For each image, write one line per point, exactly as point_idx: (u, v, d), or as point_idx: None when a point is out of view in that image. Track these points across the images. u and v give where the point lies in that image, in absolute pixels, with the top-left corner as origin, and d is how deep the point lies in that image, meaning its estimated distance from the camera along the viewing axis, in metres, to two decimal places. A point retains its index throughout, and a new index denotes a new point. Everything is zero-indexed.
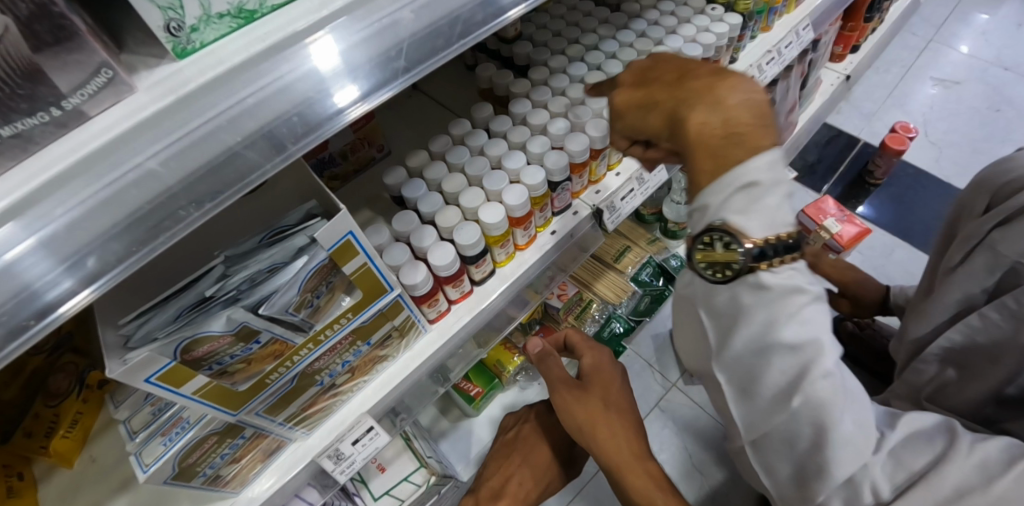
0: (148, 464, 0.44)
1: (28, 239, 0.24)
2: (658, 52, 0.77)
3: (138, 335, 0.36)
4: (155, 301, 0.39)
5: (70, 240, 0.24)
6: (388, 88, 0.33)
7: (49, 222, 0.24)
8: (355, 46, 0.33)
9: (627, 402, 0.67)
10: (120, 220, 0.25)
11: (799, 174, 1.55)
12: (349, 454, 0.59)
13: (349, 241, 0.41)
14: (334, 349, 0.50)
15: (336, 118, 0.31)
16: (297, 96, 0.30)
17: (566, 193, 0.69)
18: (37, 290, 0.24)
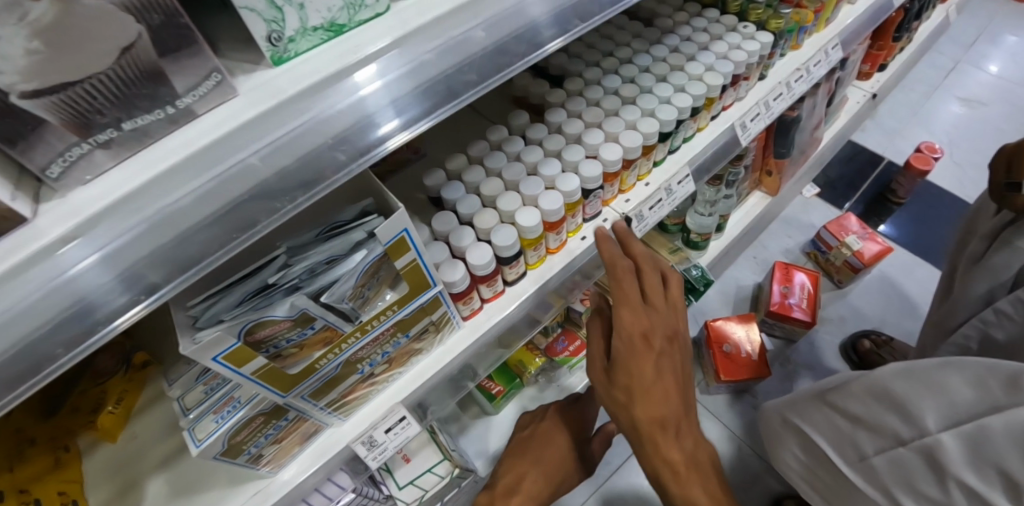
0: (201, 439, 0.48)
1: (93, 254, 0.27)
2: (689, 68, 0.80)
3: (207, 316, 0.40)
4: (221, 286, 0.42)
5: (129, 255, 0.28)
6: (425, 120, 0.37)
7: (112, 239, 0.28)
8: (410, 73, 0.36)
9: (661, 386, 0.51)
10: (167, 243, 0.29)
11: (821, 190, 1.55)
12: (382, 442, 0.61)
13: (403, 237, 0.44)
14: (377, 338, 0.52)
15: (383, 142, 0.35)
16: (361, 113, 0.34)
17: (598, 200, 0.71)
18: (93, 304, 0.27)
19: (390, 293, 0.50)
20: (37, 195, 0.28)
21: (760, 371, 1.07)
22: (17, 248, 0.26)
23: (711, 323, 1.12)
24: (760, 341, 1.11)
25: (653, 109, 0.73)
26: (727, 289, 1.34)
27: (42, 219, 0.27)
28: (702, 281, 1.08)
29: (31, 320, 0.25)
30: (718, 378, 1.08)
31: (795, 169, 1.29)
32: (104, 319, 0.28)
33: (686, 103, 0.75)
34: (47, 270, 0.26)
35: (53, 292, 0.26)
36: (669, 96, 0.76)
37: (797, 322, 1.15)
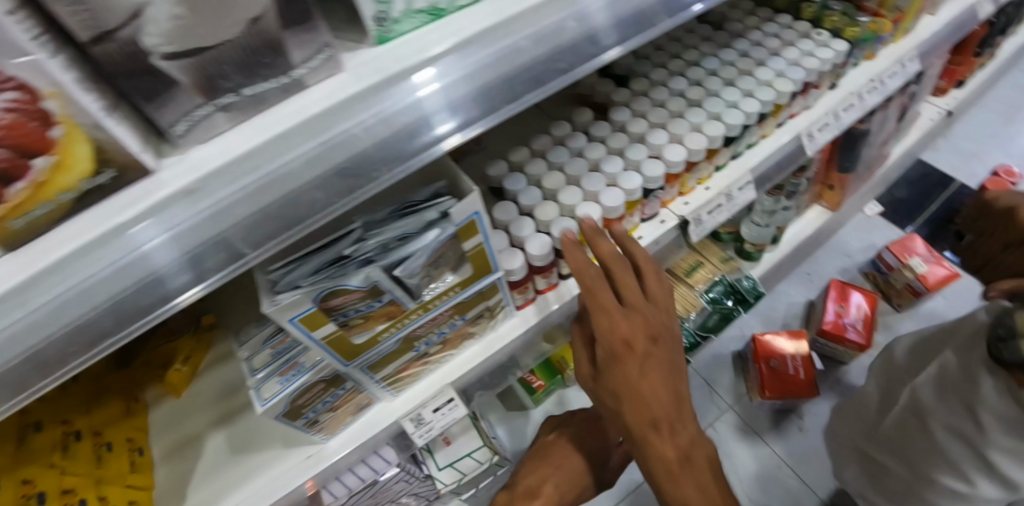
0: (267, 398, 0.51)
1: (161, 235, 0.29)
2: (759, 73, 0.78)
3: (285, 282, 0.42)
4: (299, 254, 0.44)
5: (192, 238, 0.30)
6: (482, 122, 0.35)
7: (179, 221, 0.30)
8: (466, 77, 0.35)
9: (649, 399, 0.47)
10: (221, 231, 0.30)
11: (885, 209, 1.48)
12: (429, 421, 0.62)
13: (474, 221, 0.46)
14: (436, 318, 0.54)
15: (436, 146, 0.34)
16: (418, 114, 0.34)
17: (657, 201, 0.72)
18: (160, 279, 0.30)
19: (451, 275, 0.51)
20: (160, 152, 0.31)
21: (809, 390, 1.05)
22: (148, 198, 0.29)
23: (758, 337, 1.09)
24: (809, 359, 1.08)
25: (719, 113, 0.73)
26: (776, 304, 1.30)
27: (165, 172, 0.30)
28: (753, 293, 1.05)
29: (156, 261, 0.29)
30: (762, 394, 1.06)
31: (859, 185, 1.24)
32: (216, 265, 0.31)
33: (753, 108, 0.74)
34: (143, 235, 0.29)
35: (179, 237, 0.30)
36: (737, 101, 0.75)
37: (851, 344, 1.11)
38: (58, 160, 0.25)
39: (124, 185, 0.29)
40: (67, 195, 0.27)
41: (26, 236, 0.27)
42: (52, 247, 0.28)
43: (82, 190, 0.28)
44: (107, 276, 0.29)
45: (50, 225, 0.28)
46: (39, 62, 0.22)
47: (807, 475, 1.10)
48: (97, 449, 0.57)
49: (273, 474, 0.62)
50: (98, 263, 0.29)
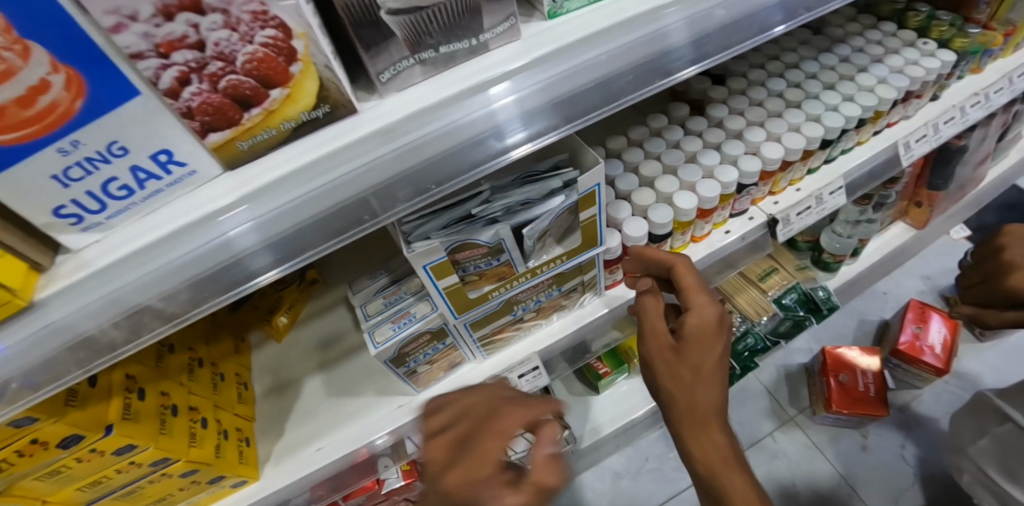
0: (381, 342, 0.54)
1: (249, 220, 0.32)
2: (860, 79, 0.78)
3: (418, 233, 0.45)
4: (433, 208, 0.47)
5: (276, 224, 0.32)
6: (552, 133, 0.37)
7: (265, 209, 0.32)
8: (539, 90, 0.36)
9: (723, 376, 0.52)
10: (304, 220, 0.33)
11: (972, 233, 1.41)
12: (514, 385, 0.65)
13: (594, 192, 0.48)
14: (537, 285, 0.57)
15: (507, 152, 0.36)
16: (497, 121, 0.35)
17: (748, 198, 0.73)
18: (244, 260, 0.32)
19: (557, 246, 0.55)
20: (359, 97, 0.35)
21: (880, 409, 1.03)
22: (352, 133, 0.33)
23: (827, 350, 1.09)
24: (880, 376, 1.07)
25: (818, 115, 0.74)
26: (846, 322, 1.27)
27: (364, 114, 0.34)
28: (827, 304, 1.03)
29: (347, 190, 0.33)
30: (828, 408, 1.05)
31: (949, 205, 1.20)
32: (404, 197, 0.34)
33: (854, 112, 0.74)
34: (234, 220, 0.32)
35: (264, 224, 0.32)
36: (836, 105, 0.75)
37: (927, 367, 1.07)
38: (290, 92, 0.30)
39: (332, 121, 0.33)
40: (287, 124, 0.32)
41: (248, 157, 0.32)
42: (167, 219, 0.32)
43: (299, 121, 0.32)
44: (308, 200, 0.32)
45: (267, 151, 0.33)
46: (296, 3, 0.26)
47: (869, 498, 1.06)
48: (213, 378, 0.61)
49: (360, 423, 0.65)
50: (303, 187, 0.32)
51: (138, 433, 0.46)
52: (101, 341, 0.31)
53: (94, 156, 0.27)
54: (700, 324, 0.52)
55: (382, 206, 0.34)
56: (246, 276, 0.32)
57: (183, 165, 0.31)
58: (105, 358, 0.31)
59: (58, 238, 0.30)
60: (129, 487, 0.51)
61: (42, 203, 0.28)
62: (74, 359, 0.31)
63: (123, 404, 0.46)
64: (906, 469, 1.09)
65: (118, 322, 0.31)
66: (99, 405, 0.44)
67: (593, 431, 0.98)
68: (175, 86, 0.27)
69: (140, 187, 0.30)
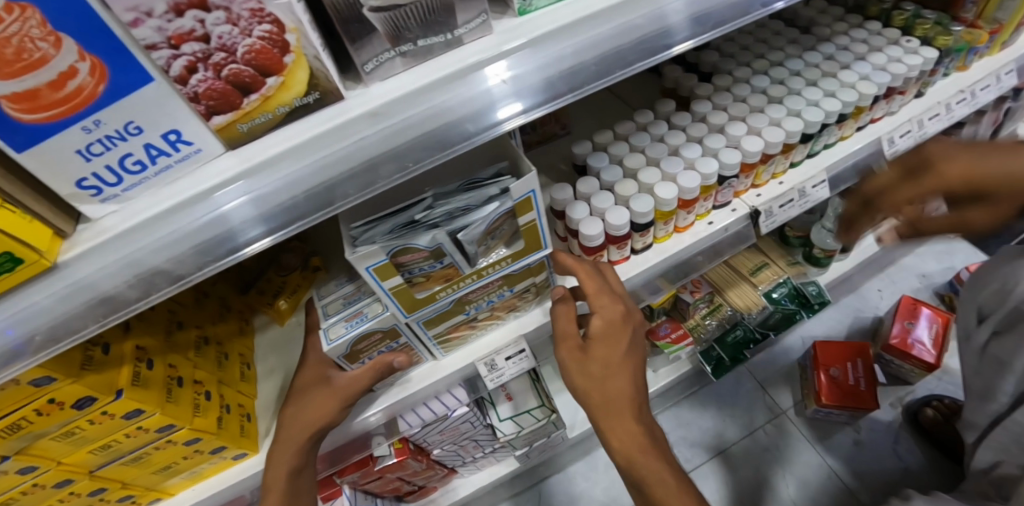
0: (333, 339, 0.56)
1: (244, 196, 0.36)
2: (843, 75, 0.81)
3: (364, 238, 0.48)
4: (380, 215, 0.51)
5: (269, 201, 0.36)
6: (544, 108, 0.40)
7: (263, 186, 0.36)
8: (533, 69, 0.40)
9: (630, 365, 0.59)
10: (284, 201, 0.36)
11: None
12: (501, 367, 0.68)
13: (529, 198, 0.51)
14: (487, 286, 0.60)
15: (501, 124, 0.38)
16: (487, 100, 0.38)
17: (730, 190, 0.76)
18: (232, 234, 0.36)
19: (504, 249, 0.57)
20: (347, 86, 0.39)
21: (871, 403, 1.05)
22: (340, 116, 0.37)
23: (819, 344, 1.11)
24: (870, 370, 1.08)
25: (799, 110, 0.77)
26: (841, 318, 1.29)
27: (351, 100, 0.38)
28: (817, 299, 1.09)
29: (342, 165, 0.37)
30: (819, 401, 1.06)
31: (942, 203, 1.22)
32: (387, 174, 0.37)
33: (834, 107, 0.77)
34: (229, 196, 0.36)
35: (259, 199, 0.36)
36: (818, 100, 0.78)
37: (918, 362, 1.10)
38: (284, 80, 0.34)
39: (321, 106, 0.37)
40: (283, 109, 0.36)
41: (248, 138, 0.36)
42: (158, 199, 0.36)
43: (292, 106, 0.36)
44: (305, 174, 0.36)
45: (264, 133, 0.37)
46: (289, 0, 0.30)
47: (861, 491, 1.07)
48: (218, 357, 0.65)
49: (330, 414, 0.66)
50: (298, 162, 0.36)
51: (146, 399, 0.50)
52: (118, 300, 0.35)
53: (113, 134, 0.31)
54: (603, 325, 0.59)
55: (370, 180, 0.37)
56: (240, 243, 0.36)
57: (190, 144, 0.35)
58: (118, 315, 0.35)
59: (81, 208, 0.34)
60: (137, 453, 0.55)
61: (66, 175, 0.32)
62: (92, 314, 0.34)
63: (133, 372, 0.49)
64: (899, 463, 1.10)
65: (133, 282, 0.35)
66: (112, 372, 0.48)
67: (586, 420, 1.01)
68: (183, 73, 0.30)
69: (153, 162, 0.34)
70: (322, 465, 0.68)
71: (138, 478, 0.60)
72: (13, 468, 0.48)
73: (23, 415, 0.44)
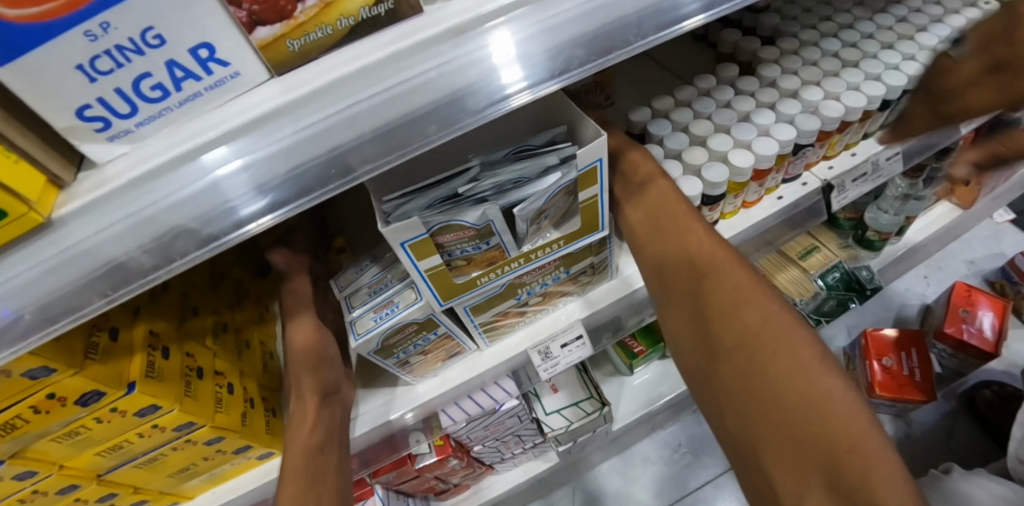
0: (360, 333, 0.46)
1: (237, 160, 0.28)
2: (922, 38, 0.73)
3: (398, 213, 0.39)
4: (416, 185, 0.41)
5: (271, 167, 0.28)
6: (555, 82, 0.31)
7: (261, 147, 0.28)
8: (536, 35, 0.31)
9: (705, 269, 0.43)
10: (348, 140, 0.29)
11: (1017, 217, 1.36)
12: (557, 355, 0.61)
13: (595, 168, 0.40)
14: (542, 267, 0.49)
15: (506, 99, 0.30)
16: (597, 22, 0.32)
17: (803, 160, 0.69)
18: (233, 207, 0.28)
19: (554, 230, 0.47)
20: None
21: (925, 395, 0.98)
22: (421, 33, 0.30)
23: (869, 332, 1.04)
24: (926, 361, 1.01)
25: (878, 74, 0.69)
26: (887, 306, 1.22)
27: (427, 17, 0.31)
28: (871, 285, 1.01)
29: (417, 96, 0.29)
30: (871, 393, 1.01)
31: (998, 183, 1.15)
32: (474, 108, 0.30)
33: (917, 71, 0.69)
34: (219, 159, 0.28)
35: (264, 160, 0.28)
36: (898, 64, 0.71)
37: (975, 351, 1.03)
38: None
39: (389, 22, 0.30)
40: (346, 22, 0.28)
41: (299, 60, 0.29)
42: (170, 142, 0.28)
43: (358, 18, 0.28)
44: (378, 105, 0.29)
45: (319, 54, 0.29)
46: None
47: None
48: (238, 345, 0.57)
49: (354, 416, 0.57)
50: (367, 90, 0.29)
51: (162, 393, 0.42)
52: (130, 269, 0.27)
53: (127, 45, 0.23)
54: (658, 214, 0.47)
55: (455, 116, 0.29)
56: (241, 219, 0.28)
57: (225, 65, 0.27)
58: (130, 289, 0.27)
59: (82, 148, 0.27)
60: (152, 454, 0.48)
61: (63, 99, 0.24)
62: (97, 288, 0.26)
63: (147, 362, 0.42)
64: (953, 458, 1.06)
65: (148, 247, 0.27)
66: (121, 361, 0.40)
67: (626, 414, 0.95)
68: None
69: (177, 89, 0.26)
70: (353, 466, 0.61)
71: (151, 482, 0.52)
72: (7, 473, 0.40)
73: (18, 412, 0.36)
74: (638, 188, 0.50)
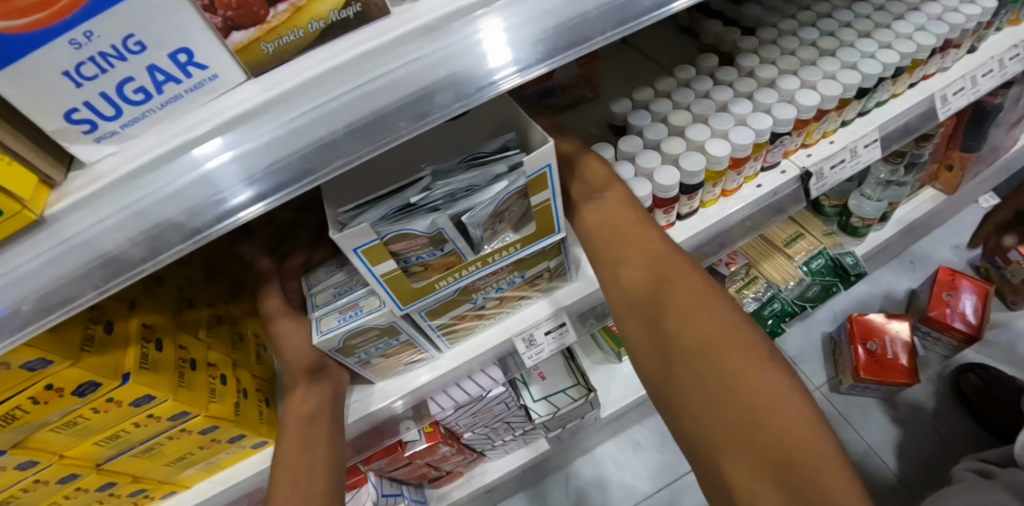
0: (322, 331, 0.48)
1: (226, 152, 0.30)
2: (898, 26, 0.75)
3: (354, 222, 0.40)
4: (371, 197, 0.42)
5: (256, 161, 0.30)
6: (544, 64, 0.33)
7: (251, 139, 0.30)
8: (516, 26, 0.33)
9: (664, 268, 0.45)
10: (328, 135, 0.30)
11: (1002, 202, 1.38)
12: (540, 343, 0.63)
13: (545, 174, 0.41)
14: (497, 272, 0.51)
15: (496, 84, 0.32)
16: (560, 20, 0.34)
17: (780, 149, 0.70)
18: (220, 199, 0.29)
19: (512, 233, 0.48)
20: None
21: (910, 378, 1.00)
22: (390, 32, 0.31)
23: (854, 317, 1.06)
24: (910, 344, 1.04)
25: (854, 63, 0.71)
26: (874, 291, 1.24)
27: (397, 17, 0.33)
28: (856, 270, 1.01)
29: (389, 94, 0.31)
30: (856, 375, 1.02)
31: (982, 169, 1.17)
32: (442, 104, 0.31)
33: (892, 59, 0.71)
34: (208, 152, 0.30)
35: (250, 155, 0.30)
36: (873, 52, 0.72)
37: (958, 335, 1.05)
38: None
39: (362, 23, 0.31)
40: (316, 25, 0.29)
41: (274, 62, 0.30)
42: (155, 142, 0.30)
43: (328, 22, 0.30)
44: (351, 101, 0.31)
45: (293, 55, 0.31)
46: None
47: (898, 467, 1.06)
48: (233, 337, 0.58)
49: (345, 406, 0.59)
50: (340, 87, 0.31)
51: (156, 384, 0.44)
52: (121, 261, 0.28)
53: (109, 52, 0.25)
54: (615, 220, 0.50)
55: (424, 111, 0.31)
56: (229, 210, 0.29)
57: (203, 68, 0.28)
58: (120, 280, 0.28)
59: (71, 148, 0.28)
60: (149, 443, 0.50)
61: (51, 104, 0.25)
62: (90, 279, 0.28)
63: (140, 354, 0.43)
64: (937, 437, 1.09)
65: (137, 240, 0.29)
66: (116, 353, 0.42)
67: (616, 400, 0.97)
68: None
69: (158, 92, 0.28)
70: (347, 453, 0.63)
71: (150, 471, 0.54)
72: (10, 462, 0.42)
73: (17, 404, 0.38)
74: (596, 195, 0.52)
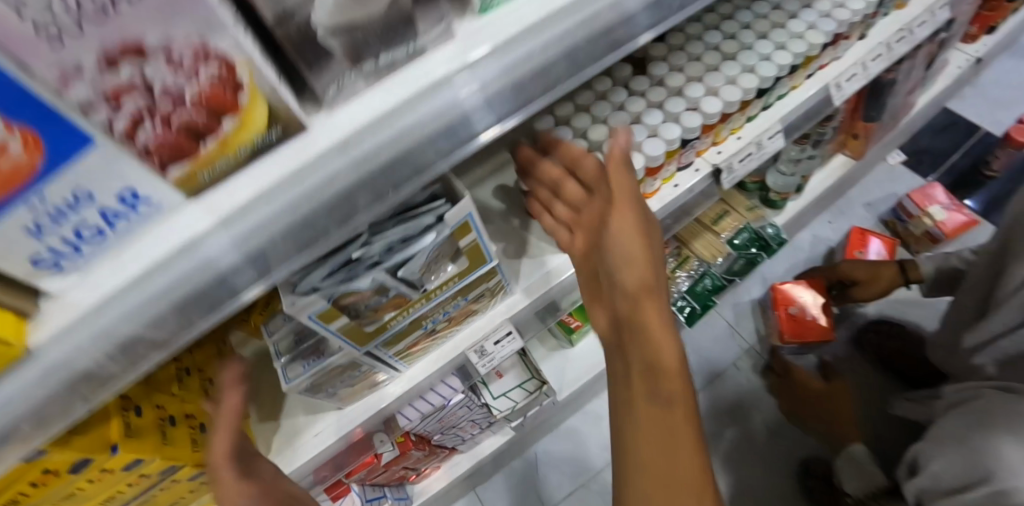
0: (290, 378, 0.54)
1: (223, 236, 0.34)
2: (791, 26, 0.82)
3: (304, 284, 0.44)
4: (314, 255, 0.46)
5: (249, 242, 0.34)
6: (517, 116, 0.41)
7: (241, 224, 0.34)
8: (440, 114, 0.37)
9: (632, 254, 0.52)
10: (268, 239, 0.34)
11: (907, 158, 1.53)
12: (490, 352, 0.70)
13: (468, 221, 0.48)
14: (441, 302, 0.58)
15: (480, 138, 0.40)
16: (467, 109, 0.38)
17: (692, 151, 0.78)
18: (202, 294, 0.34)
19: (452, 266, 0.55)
20: (308, 111, 0.37)
21: (826, 333, 1.14)
22: (311, 150, 0.35)
23: (776, 287, 1.18)
24: (825, 302, 1.16)
25: (753, 65, 0.78)
26: (798, 252, 1.38)
27: (315, 126, 0.36)
28: (777, 239, 1.12)
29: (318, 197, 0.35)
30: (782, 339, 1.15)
31: (884, 134, 1.29)
32: (364, 204, 0.37)
33: (785, 60, 0.79)
34: (213, 243, 0.34)
35: (240, 239, 0.34)
36: (769, 53, 0.80)
37: None
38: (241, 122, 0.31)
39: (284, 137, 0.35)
40: (245, 149, 0.33)
41: (210, 185, 0.34)
42: (119, 261, 0.33)
43: (254, 144, 0.34)
44: (283, 208, 0.35)
45: (227, 176, 0.35)
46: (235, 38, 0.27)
47: None
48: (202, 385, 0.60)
49: (317, 432, 0.65)
50: (270, 197, 0.34)
51: (141, 448, 0.48)
52: (99, 375, 0.33)
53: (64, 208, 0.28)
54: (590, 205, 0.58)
55: (349, 212, 0.36)
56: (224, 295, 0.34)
57: (151, 201, 0.32)
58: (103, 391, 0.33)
59: (38, 284, 0.32)
60: (141, 497, 0.54)
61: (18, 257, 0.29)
62: (76, 394, 0.33)
63: (122, 424, 0.47)
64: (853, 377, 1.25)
65: (111, 356, 0.33)
66: (99, 429, 0.46)
67: (572, 381, 1.06)
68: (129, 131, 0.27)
69: (111, 227, 0.32)
70: (328, 472, 0.70)
71: None
72: None
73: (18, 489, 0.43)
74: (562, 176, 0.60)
